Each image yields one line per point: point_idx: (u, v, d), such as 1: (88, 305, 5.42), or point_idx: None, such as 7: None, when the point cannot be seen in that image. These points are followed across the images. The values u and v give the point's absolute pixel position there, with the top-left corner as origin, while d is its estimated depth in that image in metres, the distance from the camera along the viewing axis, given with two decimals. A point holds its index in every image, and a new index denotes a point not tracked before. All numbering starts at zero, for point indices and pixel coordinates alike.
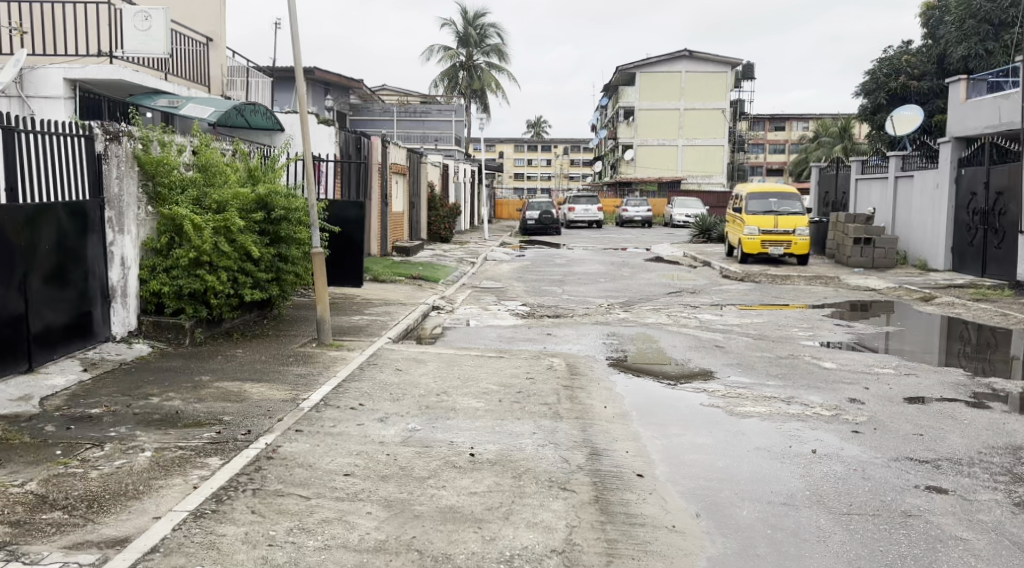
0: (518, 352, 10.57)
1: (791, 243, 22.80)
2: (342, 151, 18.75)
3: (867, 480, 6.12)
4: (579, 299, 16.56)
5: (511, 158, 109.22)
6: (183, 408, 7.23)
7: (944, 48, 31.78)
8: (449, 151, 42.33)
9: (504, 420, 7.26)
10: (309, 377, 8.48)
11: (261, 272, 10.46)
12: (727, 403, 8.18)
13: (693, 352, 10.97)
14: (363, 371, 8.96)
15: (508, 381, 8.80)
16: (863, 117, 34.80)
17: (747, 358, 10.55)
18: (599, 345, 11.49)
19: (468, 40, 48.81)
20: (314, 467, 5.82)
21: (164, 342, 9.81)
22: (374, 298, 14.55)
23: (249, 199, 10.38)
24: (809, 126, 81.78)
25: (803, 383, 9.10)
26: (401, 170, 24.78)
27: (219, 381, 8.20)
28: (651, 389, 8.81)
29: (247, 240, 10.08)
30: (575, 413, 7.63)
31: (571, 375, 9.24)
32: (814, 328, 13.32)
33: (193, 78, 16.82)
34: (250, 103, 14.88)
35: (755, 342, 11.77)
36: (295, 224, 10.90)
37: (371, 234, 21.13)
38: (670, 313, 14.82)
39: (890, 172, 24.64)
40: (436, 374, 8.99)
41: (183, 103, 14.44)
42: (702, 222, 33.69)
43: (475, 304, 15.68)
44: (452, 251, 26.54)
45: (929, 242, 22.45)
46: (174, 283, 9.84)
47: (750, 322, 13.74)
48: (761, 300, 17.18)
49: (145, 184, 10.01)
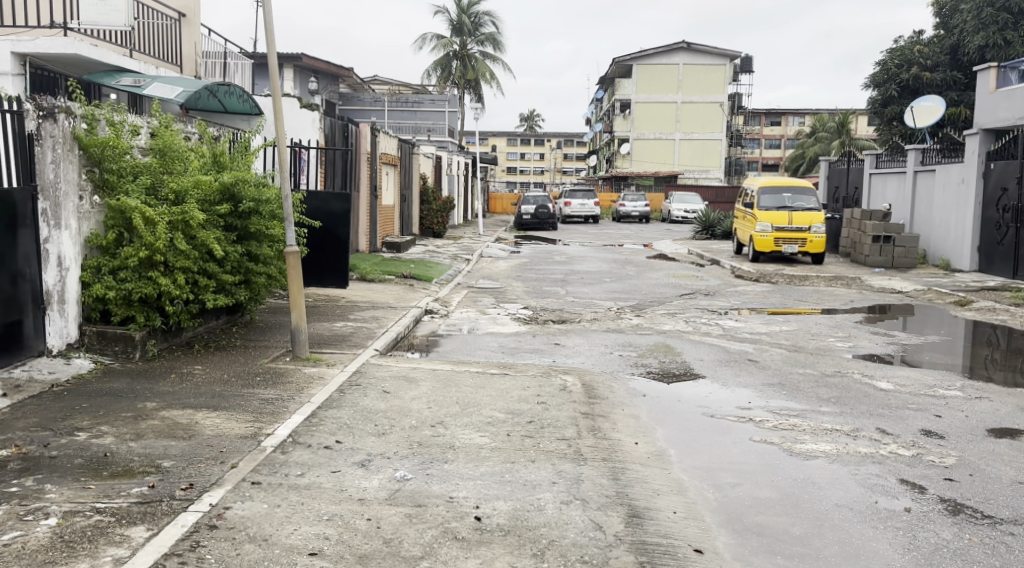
0: (524, 368, 9.12)
1: (806, 240, 21.54)
2: (328, 139, 17.26)
3: (991, 554, 4.72)
4: (585, 302, 15.12)
5: (504, 152, 107.62)
6: (116, 449, 5.78)
7: (958, 37, 30.57)
8: (441, 142, 40.70)
9: (515, 464, 5.83)
10: (277, 403, 7.04)
11: (226, 273, 9.01)
12: (782, 438, 6.77)
13: (724, 368, 9.55)
14: (343, 393, 7.52)
15: (516, 408, 7.36)
16: (872, 110, 33.46)
17: (789, 375, 9.15)
18: (616, 358, 10.08)
19: (462, 28, 47.34)
20: (269, 543, 4.41)
21: (109, 356, 8.36)
22: (360, 301, 13.08)
23: (212, 188, 8.92)
24: (806, 121, 80.42)
25: (864, 411, 7.70)
26: (392, 161, 23.35)
27: (166, 409, 6.75)
28: (687, 418, 7.39)
29: (209, 237, 8.64)
30: (600, 453, 6.18)
31: (589, 399, 7.83)
32: (852, 338, 11.91)
33: (162, 59, 15.36)
34: (223, 84, 13.42)
35: (792, 355, 10.35)
36: (267, 218, 9.45)
37: (358, 229, 19.73)
38: (688, 319, 13.40)
39: (908, 166, 23.28)
40: (430, 398, 7.55)
41: (149, 82, 13.01)
42: (705, 218, 32.31)
43: (472, 308, 14.26)
44: (445, 247, 25.07)
45: (953, 241, 21.09)
46: (122, 287, 8.37)
47: (779, 330, 12.33)
48: (782, 303, 15.79)
49: (90, 169, 8.54)
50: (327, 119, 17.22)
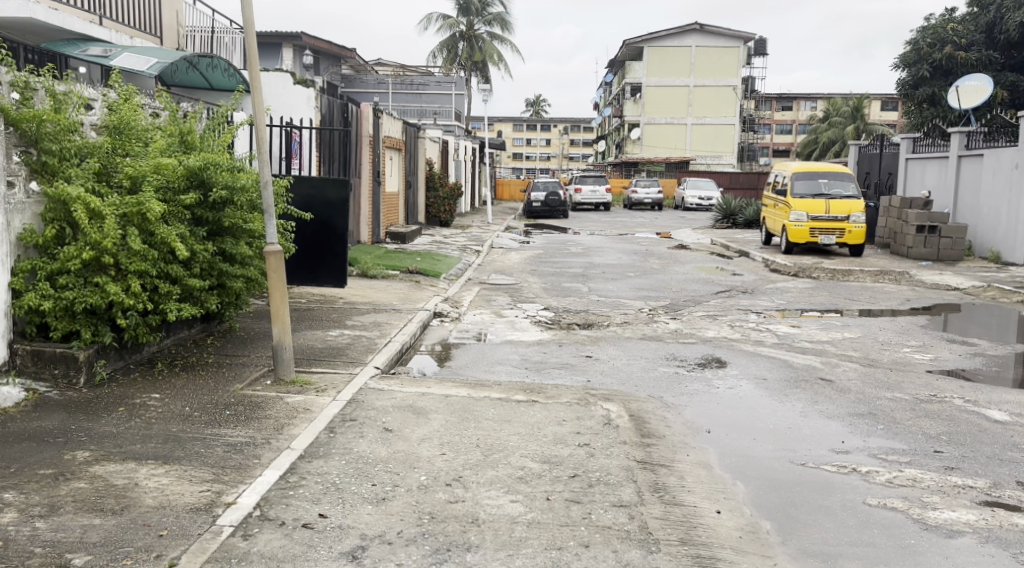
0: (555, 392, 7.52)
1: (845, 231, 19.90)
2: (325, 119, 15.59)
3: None
4: (612, 302, 13.49)
5: (509, 138, 105.71)
6: (14, 532, 4.21)
7: (996, 13, 28.88)
8: (448, 125, 38.99)
9: (562, 555, 4.26)
10: (246, 451, 5.46)
11: (194, 277, 7.37)
12: (907, 503, 5.23)
13: (793, 390, 8.00)
14: (334, 434, 5.89)
15: (553, 455, 5.77)
16: (901, 92, 31.37)
17: (878, 403, 7.58)
18: (662, 376, 8.48)
19: (469, 9, 45.54)
20: None
21: (47, 381, 6.74)
22: (359, 303, 11.46)
23: (176, 174, 7.27)
24: (818, 105, 78.37)
25: (991, 457, 6.12)
26: (397, 146, 21.74)
27: (100, 463, 5.15)
28: (773, 469, 5.79)
29: (172, 233, 7.00)
30: (674, 532, 4.61)
31: (642, 438, 6.24)
32: (930, 348, 10.32)
33: (138, 29, 13.92)
34: (205, 55, 11.97)
35: (870, 374, 8.76)
36: (244, 209, 7.82)
37: (360, 219, 18.18)
38: (732, 323, 11.81)
39: (952, 150, 21.61)
40: (443, 439, 5.94)
41: (118, 52, 11.65)
42: (725, 205, 30.59)
43: (487, 309, 12.65)
44: (452, 238, 23.43)
45: (1004, 231, 19.49)
46: (61, 296, 6.72)
47: (841, 338, 10.74)
48: (831, 303, 14.18)
49: (25, 150, 6.89)
50: (324, 98, 15.54)
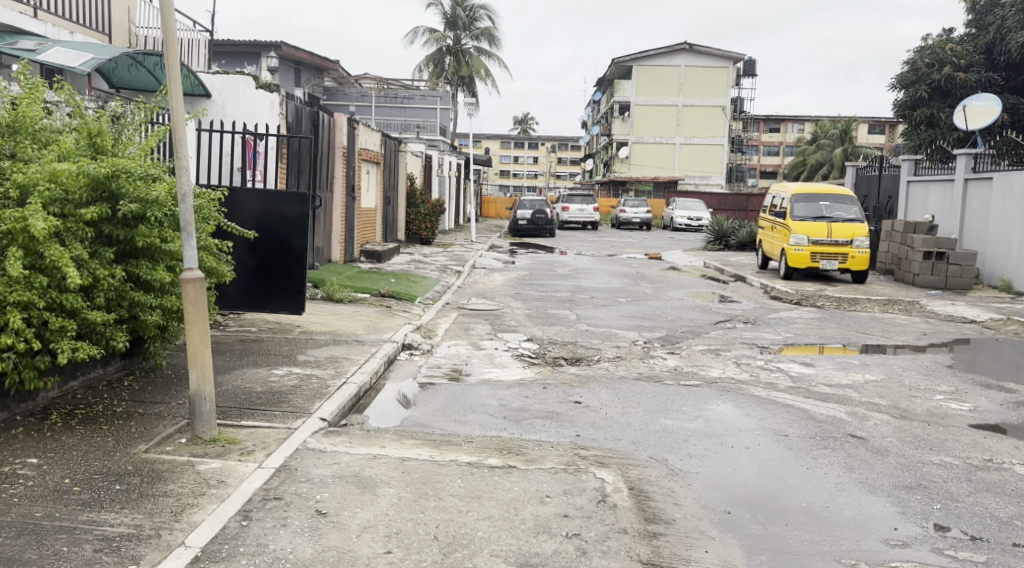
0: (538, 453, 6.20)
1: (847, 256, 18.76)
2: (291, 127, 14.27)
3: None
4: (603, 332, 12.19)
5: (496, 155, 104.61)
6: None
7: (996, 34, 27.86)
8: (432, 140, 37.71)
9: None
10: (124, 553, 4.12)
11: (97, 309, 6.01)
12: None
13: (821, 450, 6.71)
14: (249, 521, 4.55)
15: (532, 552, 4.45)
16: (897, 113, 30.28)
17: (926, 470, 6.31)
18: (665, 429, 7.18)
19: (456, 22, 44.40)
20: None
21: None
22: (318, 333, 10.11)
23: (76, 182, 5.95)
24: (806, 128, 77.64)
25: None
26: (375, 159, 20.47)
27: None
28: None
29: (65, 254, 5.65)
30: None
31: (647, 524, 4.93)
32: (963, 394, 9.06)
33: (82, 25, 12.69)
34: (151, 52, 10.66)
35: (906, 430, 7.46)
36: (164, 228, 6.46)
37: (332, 235, 16.87)
38: (738, 360, 10.52)
39: (957, 173, 20.49)
40: (391, 526, 4.62)
41: (50, 46, 10.32)
42: (717, 227, 29.36)
43: (463, 339, 11.32)
44: (433, 257, 22.08)
45: (1015, 258, 18.35)
46: None
47: (863, 381, 9.47)
48: (842, 336, 12.93)
49: None
50: (291, 104, 14.22)
